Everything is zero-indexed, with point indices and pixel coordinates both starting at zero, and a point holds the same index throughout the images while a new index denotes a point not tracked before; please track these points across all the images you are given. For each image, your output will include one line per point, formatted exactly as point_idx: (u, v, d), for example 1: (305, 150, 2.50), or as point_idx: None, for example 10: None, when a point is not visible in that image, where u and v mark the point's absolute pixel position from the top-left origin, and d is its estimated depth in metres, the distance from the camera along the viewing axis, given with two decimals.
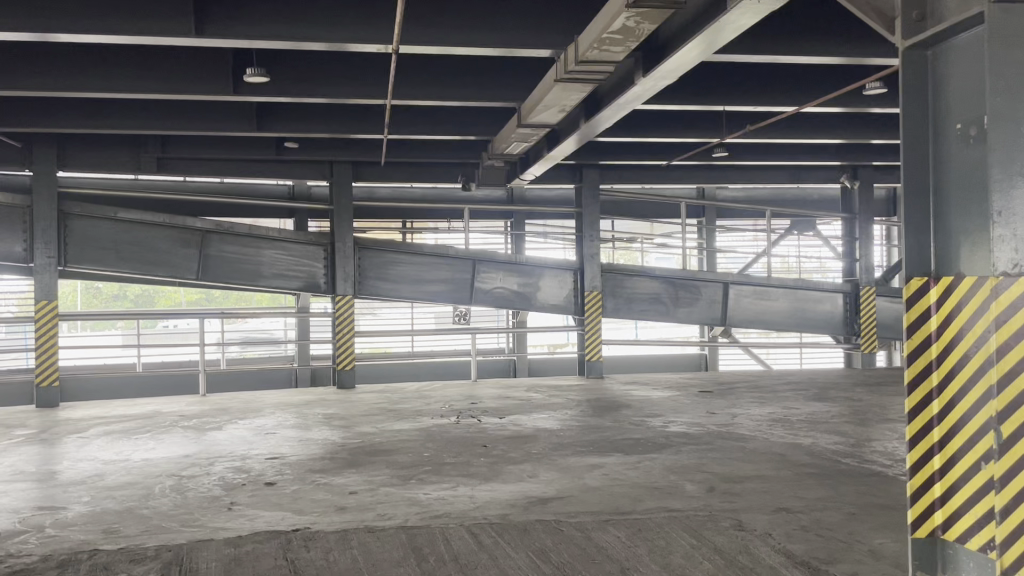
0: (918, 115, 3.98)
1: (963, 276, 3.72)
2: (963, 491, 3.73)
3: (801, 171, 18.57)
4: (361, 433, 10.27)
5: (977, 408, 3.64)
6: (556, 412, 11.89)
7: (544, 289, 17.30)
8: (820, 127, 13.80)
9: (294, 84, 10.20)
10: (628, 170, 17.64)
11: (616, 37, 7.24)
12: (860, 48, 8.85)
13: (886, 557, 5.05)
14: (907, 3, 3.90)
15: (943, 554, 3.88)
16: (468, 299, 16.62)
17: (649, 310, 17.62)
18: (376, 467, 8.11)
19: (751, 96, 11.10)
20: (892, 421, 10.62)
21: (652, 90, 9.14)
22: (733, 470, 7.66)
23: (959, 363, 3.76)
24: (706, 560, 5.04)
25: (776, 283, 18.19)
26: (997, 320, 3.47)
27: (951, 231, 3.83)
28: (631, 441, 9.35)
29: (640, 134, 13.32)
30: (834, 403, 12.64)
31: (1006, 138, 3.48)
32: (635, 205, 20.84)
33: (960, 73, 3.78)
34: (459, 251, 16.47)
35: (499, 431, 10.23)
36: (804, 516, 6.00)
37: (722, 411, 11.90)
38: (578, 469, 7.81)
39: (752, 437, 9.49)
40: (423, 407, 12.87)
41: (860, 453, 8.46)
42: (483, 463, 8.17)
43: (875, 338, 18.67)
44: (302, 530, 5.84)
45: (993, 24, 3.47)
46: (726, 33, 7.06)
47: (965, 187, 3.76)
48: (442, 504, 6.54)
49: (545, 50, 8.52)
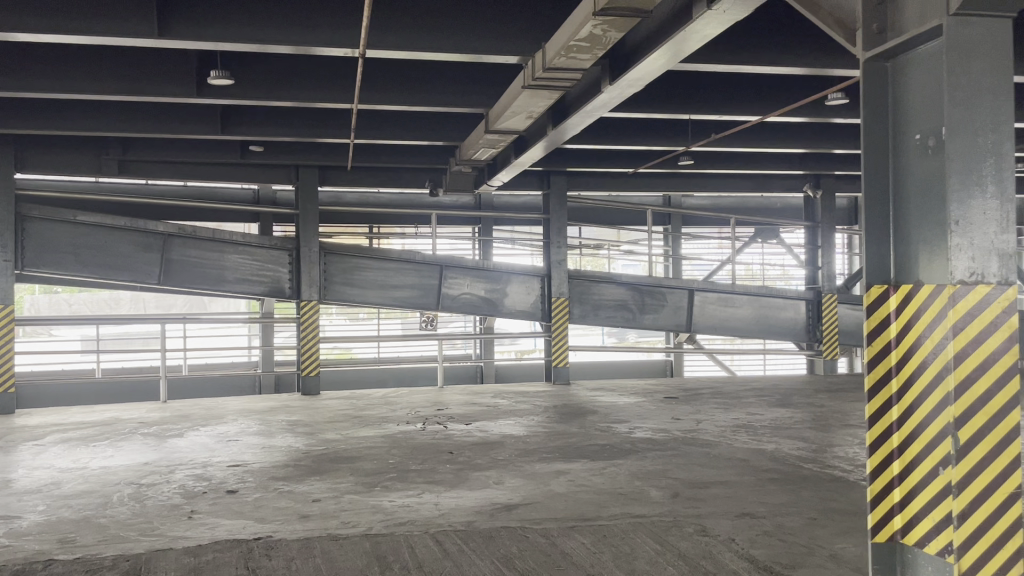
0: (879, 127, 4.04)
1: (923, 284, 3.77)
2: (923, 495, 3.77)
3: (763, 179, 18.82)
4: (325, 439, 10.18)
5: (933, 415, 3.70)
6: (523, 418, 11.87)
7: (512, 295, 17.28)
8: (783, 136, 14.00)
9: (257, 87, 10.09)
10: (596, 177, 17.72)
11: (583, 44, 7.27)
12: (819, 58, 8.99)
13: (847, 561, 5.12)
14: (868, 15, 3.99)
15: (902, 558, 3.93)
16: (434, 304, 16.56)
17: (616, 317, 17.69)
18: (340, 474, 8.04)
19: (717, 105, 11.22)
20: (851, 427, 10.77)
21: (619, 97, 9.20)
22: (697, 475, 7.70)
23: (918, 371, 3.81)
24: (671, 565, 5.06)
25: (740, 289, 18.32)
26: (954, 328, 3.54)
27: (910, 240, 3.90)
28: (597, 446, 9.37)
29: (607, 142, 13.39)
30: (797, 408, 12.79)
31: (963, 150, 3.56)
32: (602, 212, 20.95)
33: (919, 85, 3.86)
34: (427, 256, 16.40)
35: (465, 437, 10.20)
36: (767, 522, 6.06)
37: (687, 416, 12.00)
38: (543, 475, 7.81)
39: (716, 443, 9.58)
40: (389, 413, 12.74)
41: (823, 458, 8.55)
42: (448, 471, 8.10)
43: (837, 344, 18.96)
44: (264, 539, 5.76)
45: (953, 36, 3.56)
46: (692, 43, 7.14)
47: (924, 197, 3.83)
48: (408, 511, 6.50)
49: (510, 58, 8.53)
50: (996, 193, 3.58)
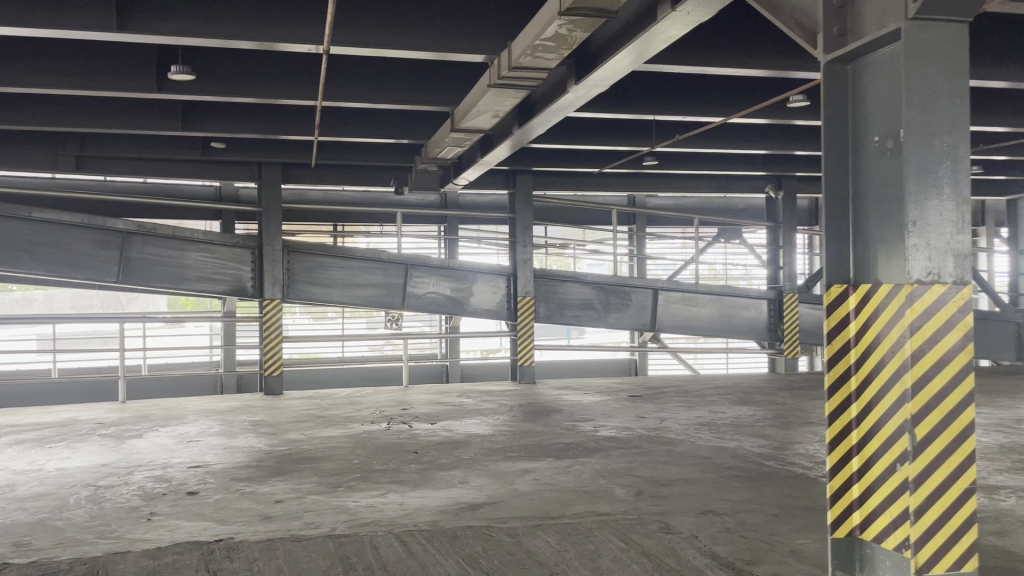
0: (838, 128, 4.12)
1: (881, 285, 3.84)
2: (880, 491, 3.84)
3: (727, 180, 19.01)
4: (288, 439, 10.09)
5: (891, 413, 3.77)
6: (488, 417, 11.87)
7: (478, 294, 17.26)
8: (746, 138, 14.17)
9: (219, 83, 9.95)
10: (561, 177, 17.76)
11: (548, 44, 7.29)
12: (780, 61, 9.11)
13: (807, 557, 5.19)
14: (828, 19, 4.08)
15: (861, 553, 4.01)
16: (400, 303, 16.48)
17: (581, 316, 17.77)
18: (303, 474, 7.96)
19: (681, 106, 11.32)
20: (812, 425, 10.94)
21: (584, 97, 9.23)
22: (661, 473, 7.76)
23: (876, 369, 3.88)
24: (635, 563, 5.09)
25: (703, 289, 18.50)
26: (911, 327, 3.60)
27: (869, 240, 3.97)
28: (562, 445, 9.40)
29: (573, 142, 13.44)
30: (758, 407, 12.95)
31: (921, 153, 3.63)
32: (567, 211, 21.00)
33: (876, 87, 3.93)
34: (392, 255, 16.31)
35: (430, 436, 10.17)
36: (729, 519, 6.12)
37: (651, 414, 12.10)
38: (508, 474, 7.82)
39: (680, 441, 9.67)
40: (354, 413, 12.67)
41: (784, 455, 8.66)
42: (413, 470, 8.08)
43: (798, 343, 19.23)
44: (225, 540, 5.68)
45: (910, 40, 3.63)
46: (657, 43, 7.20)
47: (881, 199, 3.89)
48: (372, 511, 6.46)
49: (476, 56, 8.51)
50: (952, 195, 3.65)
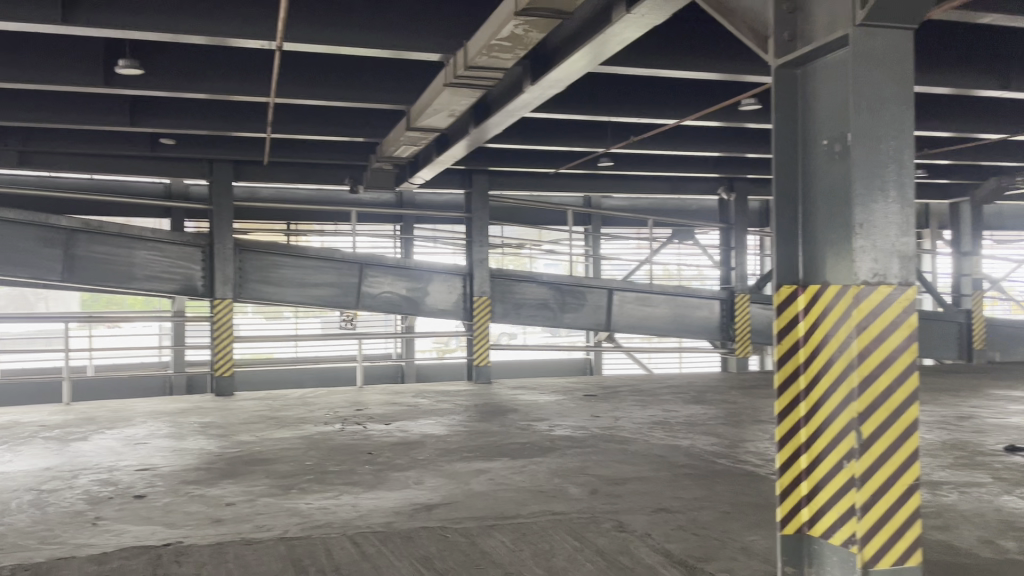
0: (788, 132, 4.19)
1: (829, 285, 3.92)
2: (828, 488, 3.92)
3: (681, 182, 19.23)
4: (239, 441, 9.93)
5: (837, 411, 3.85)
6: (443, 418, 11.83)
7: (433, 293, 17.18)
8: (699, 140, 14.35)
9: (169, 78, 9.76)
10: (517, 177, 17.78)
11: (505, 44, 7.27)
12: (732, 64, 9.24)
13: (757, 554, 5.27)
14: (779, 24, 4.15)
15: (809, 549, 4.08)
16: (354, 303, 16.36)
17: (537, 316, 17.84)
18: (255, 477, 7.84)
19: (636, 108, 11.42)
20: (762, 423, 11.11)
21: (540, 97, 9.25)
22: (615, 472, 7.82)
23: (823, 368, 3.96)
24: (589, 562, 5.12)
25: (657, 289, 18.69)
26: (858, 327, 3.68)
27: (817, 241, 4.05)
28: (516, 445, 9.41)
29: (528, 142, 13.48)
30: (710, 405, 13.13)
31: (867, 156, 3.71)
32: (523, 211, 21.02)
33: (824, 91, 4.01)
34: (346, 254, 16.18)
35: (384, 437, 10.10)
36: (681, 516, 6.19)
37: (606, 414, 12.18)
38: (463, 475, 7.80)
39: (634, 439, 9.75)
40: (307, 414, 12.53)
41: (735, 453, 8.80)
42: (367, 471, 8.02)
43: (749, 342, 19.54)
44: (174, 544, 5.57)
45: (858, 46, 3.71)
46: (612, 45, 7.26)
47: (829, 201, 3.97)
48: (325, 513, 6.39)
49: (431, 55, 8.48)
50: (897, 198, 3.74)
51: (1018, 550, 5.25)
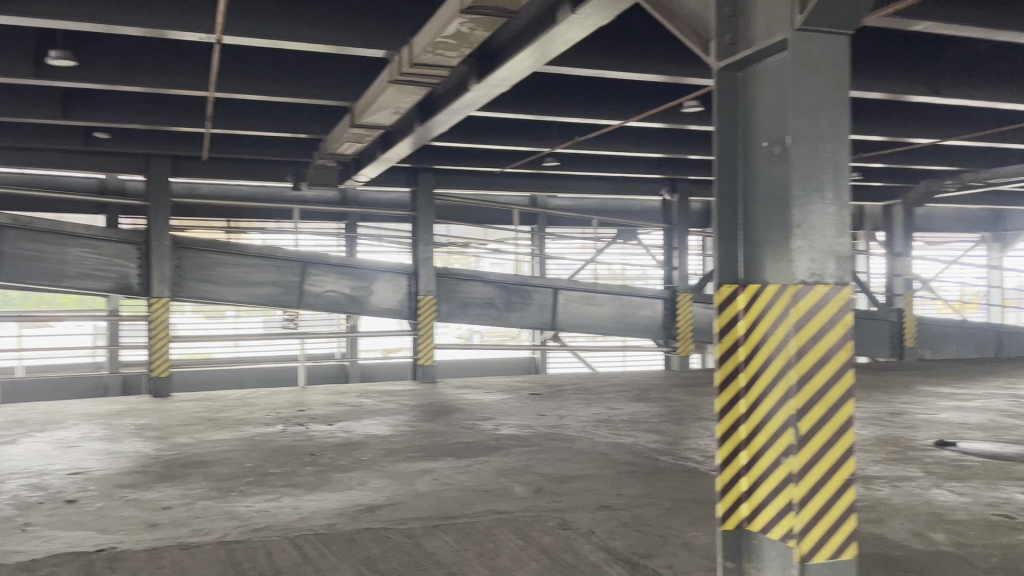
0: (729, 135, 4.25)
1: (767, 285, 3.99)
2: (767, 485, 4.00)
3: (625, 182, 19.41)
4: (177, 444, 9.68)
5: (775, 408, 3.92)
6: (387, 418, 11.73)
7: (377, 292, 17.00)
8: (642, 140, 14.51)
9: (104, 71, 9.48)
10: (462, 176, 17.73)
11: (450, 41, 7.23)
12: (676, 67, 9.36)
13: (698, 549, 5.33)
14: (720, 27, 4.21)
15: (748, 543, 4.16)
16: (296, 302, 16.15)
17: (482, 315, 17.82)
18: (193, 480, 7.66)
19: (581, 108, 11.48)
20: (704, 420, 11.29)
21: (486, 95, 9.24)
22: (559, 470, 7.85)
23: (761, 367, 4.03)
24: (533, 560, 5.13)
25: (601, 288, 18.85)
26: (796, 326, 3.75)
27: (756, 242, 4.12)
28: (461, 445, 9.37)
29: (473, 141, 13.45)
30: (653, 403, 13.28)
31: (805, 159, 3.79)
32: (469, 211, 20.98)
33: (763, 95, 4.08)
34: (288, 252, 15.96)
35: (327, 438, 9.96)
36: (625, 513, 6.24)
37: (550, 412, 12.23)
38: (407, 475, 7.74)
39: (578, 438, 9.80)
40: (247, 415, 12.28)
41: (677, 450, 8.91)
42: (309, 473, 7.90)
43: (691, 341, 19.82)
44: (107, 550, 5.40)
45: (796, 50, 3.78)
46: (558, 45, 7.29)
47: (768, 202, 4.04)
48: (265, 516, 6.27)
49: (375, 51, 8.39)
50: (833, 200, 3.83)
51: (947, 542, 5.43)
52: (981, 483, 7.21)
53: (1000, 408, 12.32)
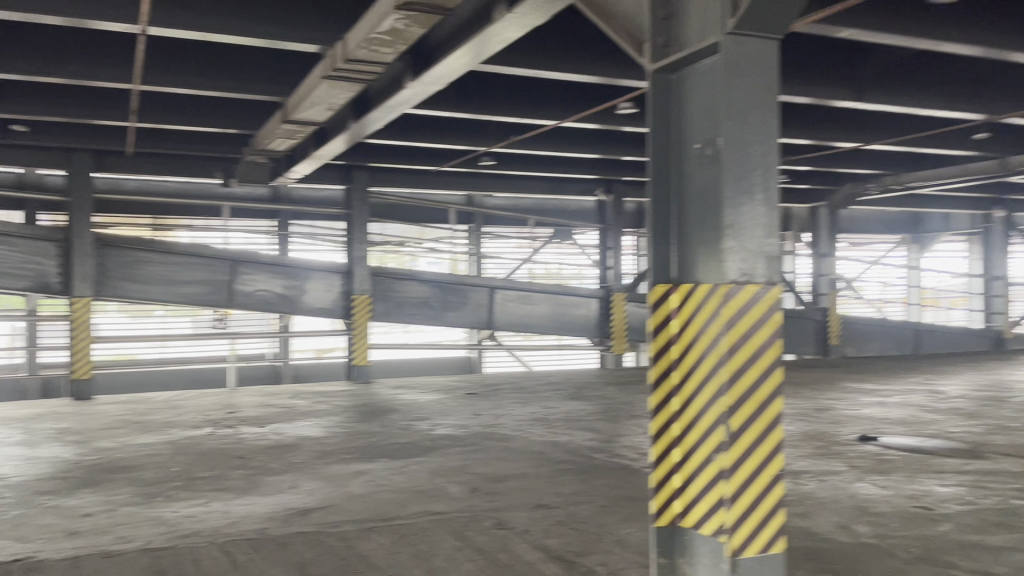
0: (663, 135, 4.29)
1: (699, 284, 4.05)
2: (699, 481, 4.05)
3: (561, 182, 19.52)
4: (99, 448, 9.34)
5: (707, 406, 3.98)
6: (321, 419, 11.55)
7: (310, 291, 16.69)
8: (578, 141, 14.61)
9: (21, 61, 9.09)
10: (398, 174, 17.56)
11: (385, 38, 7.15)
12: (610, 68, 9.44)
13: (632, 546, 5.39)
14: (655, 30, 4.26)
15: (680, 539, 4.22)
16: (226, 301, 15.81)
17: (418, 315, 17.71)
18: (116, 485, 7.40)
19: (517, 107, 11.50)
20: (637, 417, 11.43)
21: (422, 93, 9.17)
22: (495, 470, 7.84)
23: (694, 365, 4.09)
24: (468, 560, 5.10)
25: (537, 287, 18.94)
26: (727, 325, 3.81)
27: (689, 241, 4.17)
28: (396, 445, 9.28)
29: (409, 139, 13.34)
30: (588, 401, 13.38)
31: (736, 160, 3.86)
32: (405, 209, 20.84)
33: (696, 97, 4.14)
34: (217, 250, 15.62)
35: (258, 440, 9.75)
36: (560, 511, 6.27)
37: (486, 411, 12.22)
38: (341, 477, 7.63)
39: (514, 437, 9.81)
40: (174, 418, 11.93)
41: (612, 448, 9.00)
42: (239, 476, 7.71)
43: (625, 339, 20.06)
44: (23, 560, 5.17)
45: (728, 53, 3.85)
46: (494, 44, 7.27)
47: (700, 202, 4.10)
48: (193, 522, 6.10)
49: (308, 46, 8.24)
50: (763, 201, 3.92)
51: (870, 534, 5.60)
52: (902, 476, 7.46)
53: (919, 403, 12.79)
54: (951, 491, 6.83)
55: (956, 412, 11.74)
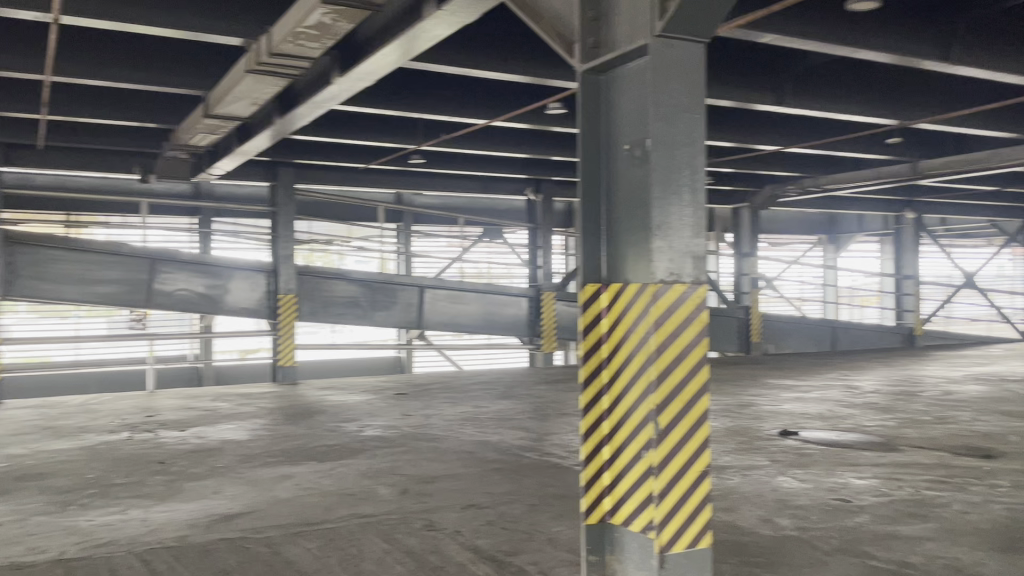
0: (593, 136, 4.31)
1: (629, 283, 4.08)
2: (628, 478, 4.09)
3: (490, 181, 19.49)
4: (8, 455, 8.90)
5: (637, 403, 4.01)
6: (245, 422, 11.27)
7: (234, 291, 16.24)
8: (507, 140, 14.62)
9: None
10: (325, 171, 17.25)
11: (312, 32, 7.01)
12: (540, 68, 9.47)
13: (562, 544, 5.41)
14: (584, 30, 4.28)
15: (610, 536, 4.25)
16: (144, 302, 15.28)
17: (346, 314, 17.46)
18: (27, 494, 7.06)
19: (446, 106, 11.44)
20: (567, 415, 11.51)
21: (349, 90, 9.03)
22: (425, 470, 7.78)
23: (624, 363, 4.11)
24: (398, 563, 5.04)
25: (467, 286, 18.90)
26: (656, 323, 3.85)
27: (619, 241, 4.20)
28: (324, 447, 9.12)
29: (336, 135, 13.12)
30: (518, 400, 13.42)
31: (665, 160, 3.91)
32: (332, 207, 20.53)
33: (625, 98, 4.17)
34: (135, 248, 15.09)
35: (179, 445, 9.45)
36: (491, 511, 6.26)
37: (415, 412, 12.13)
38: (267, 481, 7.45)
39: (443, 437, 9.76)
40: (89, 423, 11.46)
41: (541, 446, 9.03)
42: (158, 482, 7.45)
43: (555, 337, 20.19)
44: None
45: (656, 55, 3.89)
46: (423, 41, 7.21)
47: (629, 202, 4.13)
48: (110, 530, 5.86)
49: (231, 38, 8.02)
50: (690, 202, 3.98)
51: (791, 526, 5.76)
52: (821, 469, 7.71)
53: (836, 398, 13.24)
54: (867, 483, 7.09)
55: (871, 406, 12.19)
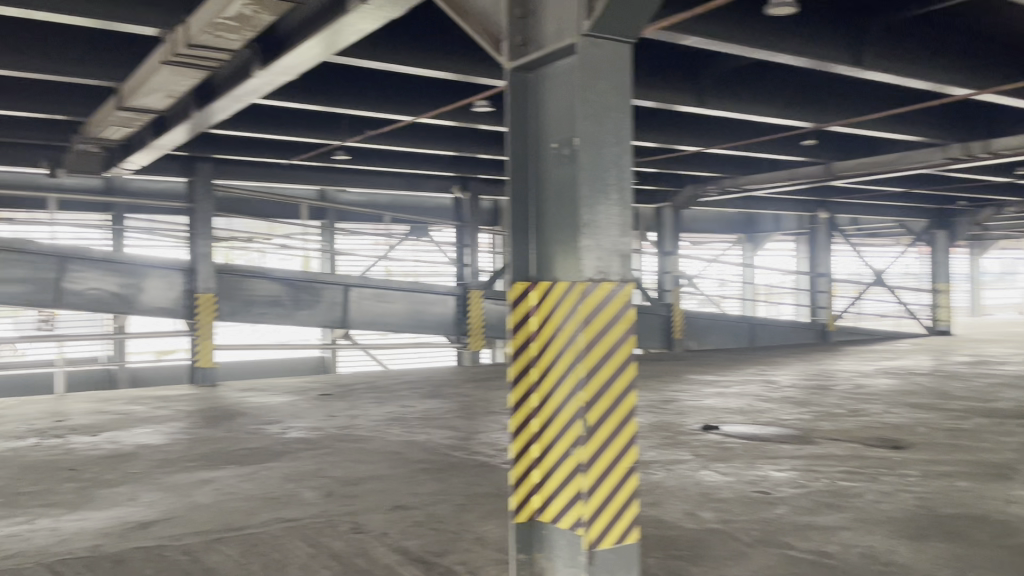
0: (521, 133, 4.30)
1: (558, 281, 4.08)
2: (557, 476, 4.10)
3: (417, 179, 19.32)
4: None
5: (566, 401, 4.02)
6: (162, 425, 10.88)
7: (148, 289, 15.67)
8: (433, 137, 14.52)
9: None
10: (246, 167, 16.82)
11: (231, 23, 6.80)
12: (466, 65, 9.42)
13: (490, 543, 5.39)
14: (511, 28, 4.26)
15: (538, 534, 4.25)
16: (52, 301, 14.71)
17: (268, 313, 17.07)
18: None
19: (371, 102, 11.28)
20: (494, 414, 11.50)
21: (271, 83, 8.82)
22: (351, 472, 7.65)
23: (553, 361, 4.12)
24: (324, 568, 4.93)
25: (393, 285, 18.71)
26: (584, 321, 3.86)
27: (546, 240, 4.20)
28: (246, 451, 8.88)
29: (257, 130, 12.80)
30: (445, 399, 13.35)
31: (592, 159, 3.93)
32: (253, 204, 20.03)
33: (552, 96, 4.17)
34: (41, 246, 14.56)
35: (91, 450, 9.06)
36: (418, 512, 6.19)
37: (341, 412, 11.93)
38: (185, 486, 7.20)
39: (370, 437, 9.62)
40: None
41: (469, 445, 9.00)
42: (69, 490, 7.12)
43: (482, 335, 20.16)
44: None
45: (583, 55, 3.91)
46: (347, 35, 7.08)
47: (557, 200, 4.14)
48: (15, 542, 5.57)
49: (145, 28, 7.71)
50: (617, 200, 4.01)
51: (714, 519, 5.88)
52: (742, 463, 7.89)
53: (755, 393, 13.60)
54: (786, 476, 7.30)
55: (788, 401, 12.56)
